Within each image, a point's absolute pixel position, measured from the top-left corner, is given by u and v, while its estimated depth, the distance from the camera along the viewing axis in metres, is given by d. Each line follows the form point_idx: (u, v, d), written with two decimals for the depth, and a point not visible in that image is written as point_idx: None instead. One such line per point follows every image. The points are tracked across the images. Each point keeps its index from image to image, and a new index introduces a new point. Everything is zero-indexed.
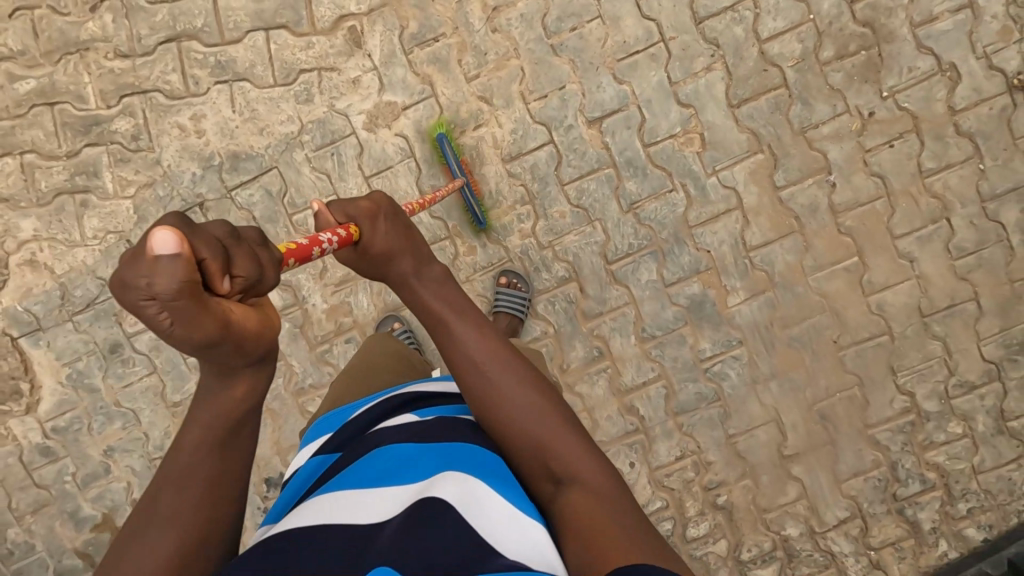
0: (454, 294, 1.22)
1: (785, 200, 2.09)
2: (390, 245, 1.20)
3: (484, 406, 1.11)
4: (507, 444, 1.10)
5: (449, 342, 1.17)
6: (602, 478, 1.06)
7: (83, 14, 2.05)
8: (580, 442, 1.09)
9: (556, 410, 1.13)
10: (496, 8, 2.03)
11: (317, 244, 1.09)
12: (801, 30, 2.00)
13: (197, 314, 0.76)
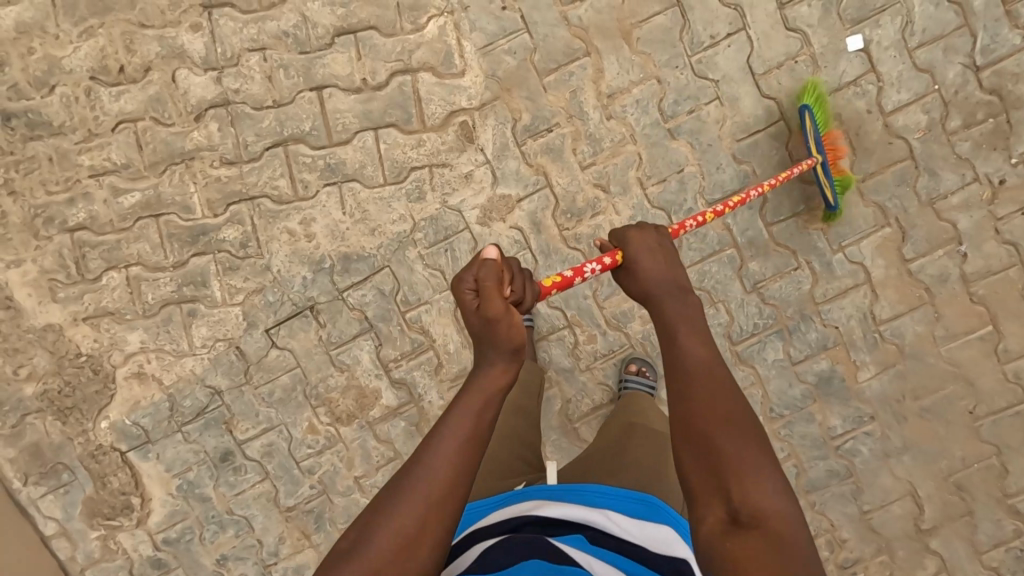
0: (692, 302, 1.14)
1: (914, 272, 2.03)
2: (648, 263, 1.20)
3: (679, 397, 1.01)
4: (688, 451, 0.96)
5: (684, 326, 1.09)
6: (791, 535, 0.85)
7: (186, 124, 2.00)
8: (768, 483, 0.90)
9: (756, 439, 0.95)
10: (610, 95, 1.97)
11: (580, 274, 1.30)
12: (925, 100, 1.95)
13: (488, 294, 1.08)
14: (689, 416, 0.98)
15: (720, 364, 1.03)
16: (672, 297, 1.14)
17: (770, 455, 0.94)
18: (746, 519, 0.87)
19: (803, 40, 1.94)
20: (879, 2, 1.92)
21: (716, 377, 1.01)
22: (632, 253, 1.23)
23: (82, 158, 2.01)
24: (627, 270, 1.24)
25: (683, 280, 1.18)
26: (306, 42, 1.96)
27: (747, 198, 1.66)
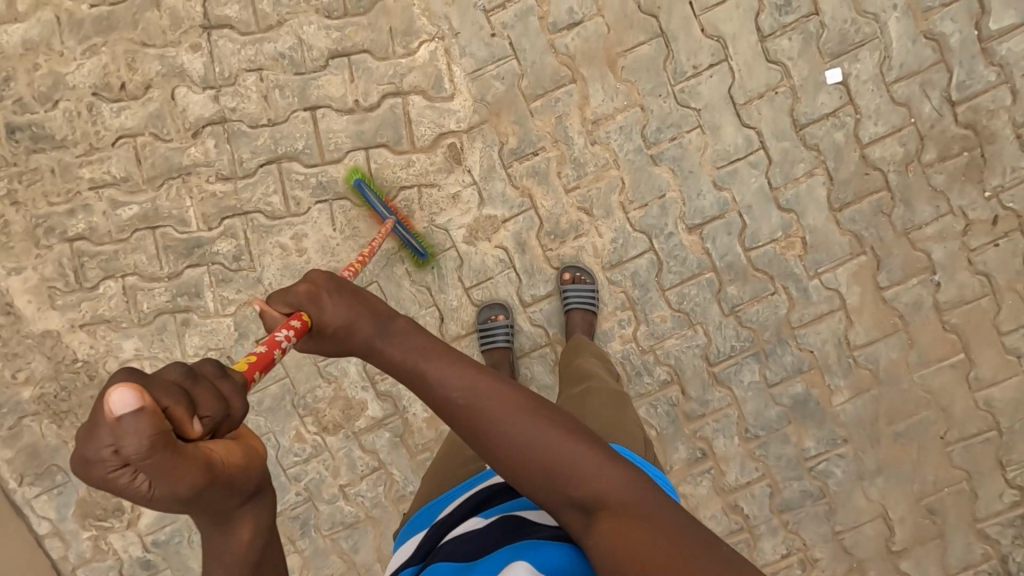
0: (397, 329, 1.07)
1: (888, 299, 2.08)
2: (336, 312, 1.06)
3: (478, 435, 1.00)
4: (523, 472, 0.97)
5: (429, 358, 1.04)
6: (636, 500, 0.93)
7: (184, 140, 2.06)
8: (596, 460, 0.96)
9: (564, 427, 1.00)
10: (595, 121, 2.03)
11: (276, 347, 1.02)
12: (902, 133, 2.00)
13: (177, 463, 0.71)
14: (489, 446, 0.99)
15: (490, 377, 1.03)
16: (397, 349, 1.05)
17: (575, 433, 1.00)
18: (594, 507, 0.93)
19: (784, 71, 1.99)
20: (859, 37, 1.96)
21: (490, 398, 1.01)
22: (319, 306, 1.07)
23: (83, 171, 2.08)
24: (316, 332, 1.08)
25: (382, 307, 1.09)
26: (301, 64, 2.02)
27: (374, 249, 1.69)
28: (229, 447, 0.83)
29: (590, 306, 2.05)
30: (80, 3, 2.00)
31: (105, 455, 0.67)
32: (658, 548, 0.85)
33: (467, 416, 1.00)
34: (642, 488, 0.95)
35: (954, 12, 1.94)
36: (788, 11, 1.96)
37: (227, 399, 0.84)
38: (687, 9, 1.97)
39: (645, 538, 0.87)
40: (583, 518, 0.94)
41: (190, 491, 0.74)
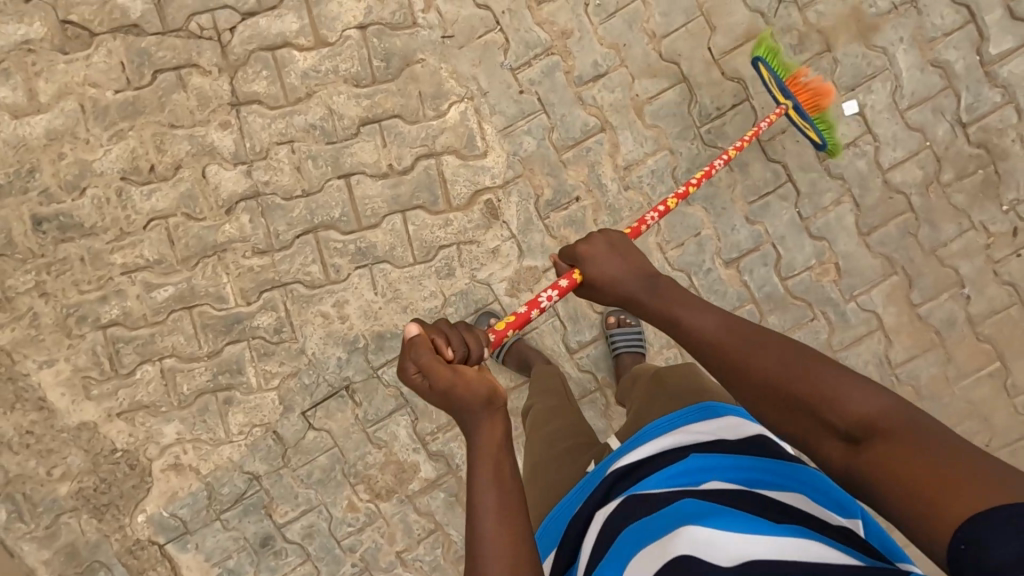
0: (629, 282, 1.23)
1: (923, 316, 2.15)
2: (610, 267, 1.26)
3: (730, 371, 1.06)
4: (764, 405, 1.02)
5: (674, 303, 1.17)
6: (892, 418, 0.90)
7: (218, 217, 2.04)
8: (863, 383, 0.94)
9: (807, 356, 1.00)
10: (627, 167, 2.07)
11: (536, 307, 1.33)
12: (920, 157, 2.09)
13: (434, 365, 1.08)
14: (741, 374, 1.04)
15: (716, 317, 1.12)
16: (642, 295, 1.21)
17: (822, 360, 0.99)
18: (862, 435, 0.90)
19: (804, 107, 2.06)
20: (870, 69, 2.05)
21: (728, 333, 1.09)
22: (588, 264, 1.28)
23: (114, 257, 2.04)
24: (592, 285, 1.28)
25: (646, 267, 1.26)
26: (333, 133, 2.03)
27: (712, 171, 1.66)
28: (465, 370, 1.09)
29: (638, 347, 2.08)
30: (104, 89, 1.98)
31: (413, 374, 1.11)
32: (954, 470, 0.80)
33: (713, 352, 1.09)
34: (907, 408, 0.92)
35: (956, 41, 2.05)
36: (802, 50, 2.04)
37: (468, 345, 1.15)
38: (706, 54, 2.03)
39: (932, 462, 0.82)
40: (843, 447, 0.93)
41: (440, 385, 1.07)
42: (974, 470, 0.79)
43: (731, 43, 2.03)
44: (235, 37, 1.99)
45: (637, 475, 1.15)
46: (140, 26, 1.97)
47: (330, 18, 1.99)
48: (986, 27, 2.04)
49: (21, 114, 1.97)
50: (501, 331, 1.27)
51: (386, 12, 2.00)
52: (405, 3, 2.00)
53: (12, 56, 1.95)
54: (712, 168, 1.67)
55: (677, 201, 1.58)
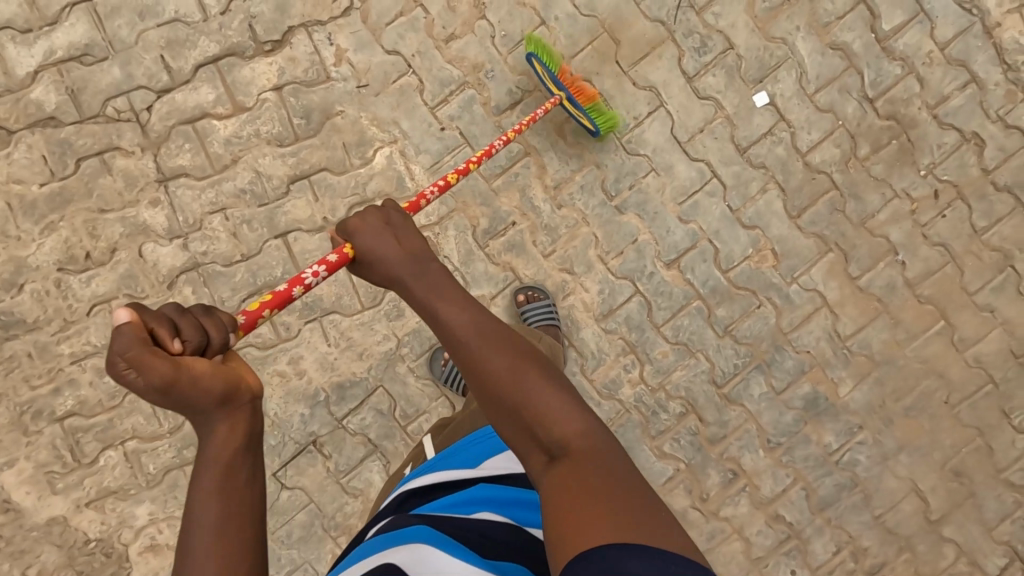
0: (431, 275, 1.18)
1: (864, 287, 2.20)
2: (377, 245, 1.22)
3: (469, 366, 1.08)
4: (494, 405, 1.05)
5: (441, 294, 1.16)
6: (590, 451, 0.98)
7: (161, 292, 2.05)
8: (564, 404, 1.02)
9: (542, 376, 1.06)
10: (557, 185, 2.12)
11: (299, 283, 1.26)
12: (835, 136, 2.16)
13: (145, 357, 0.90)
14: (475, 370, 1.07)
15: (480, 316, 1.12)
16: (421, 289, 1.17)
17: (561, 385, 1.06)
18: (557, 451, 0.98)
19: (717, 104, 2.13)
20: (774, 60, 2.13)
21: (482, 334, 1.09)
22: (356, 239, 1.24)
23: (62, 347, 2.04)
24: (359, 262, 1.24)
25: (417, 249, 1.22)
26: (264, 195, 2.05)
27: (491, 149, 1.71)
28: (163, 361, 0.91)
29: (550, 320, 2.06)
30: (29, 184, 1.99)
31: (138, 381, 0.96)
32: (600, 499, 0.88)
33: (463, 352, 1.09)
34: (604, 445, 0.99)
35: (850, 22, 2.13)
36: (706, 51, 2.11)
37: (205, 328, 1.01)
38: (615, 68, 2.09)
39: (599, 485, 0.91)
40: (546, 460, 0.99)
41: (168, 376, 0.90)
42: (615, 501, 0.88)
43: (637, 54, 2.09)
44: (153, 115, 2.01)
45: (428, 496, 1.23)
46: (56, 118, 1.98)
47: (244, 84, 2.02)
48: (875, 5, 2.13)
49: None
50: (254, 311, 1.19)
51: (299, 71, 2.03)
52: (316, 59, 2.03)
53: None
54: (519, 129, 1.81)
55: (457, 175, 1.59)
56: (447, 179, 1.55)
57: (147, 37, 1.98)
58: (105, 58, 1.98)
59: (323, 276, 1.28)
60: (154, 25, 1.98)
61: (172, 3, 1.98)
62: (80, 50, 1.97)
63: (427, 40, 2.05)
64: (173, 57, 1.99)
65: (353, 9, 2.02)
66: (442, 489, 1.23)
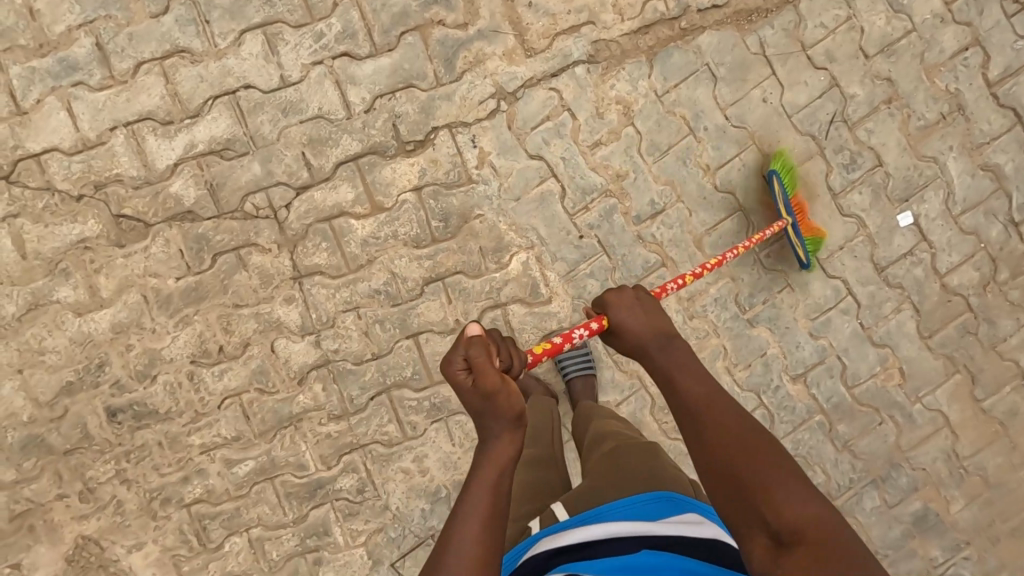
0: (677, 348, 1.21)
1: (987, 410, 2.19)
2: (631, 320, 1.24)
3: (698, 432, 1.07)
4: (715, 482, 1.01)
5: (682, 375, 1.16)
6: (833, 538, 0.87)
7: (290, 390, 2.04)
8: (801, 494, 0.93)
9: (760, 449, 1.00)
10: (690, 297, 2.08)
11: (569, 341, 1.31)
12: (975, 259, 2.12)
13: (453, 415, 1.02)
14: (709, 437, 1.05)
15: (709, 387, 1.13)
16: (689, 386, 1.13)
17: (792, 469, 0.97)
18: (788, 539, 0.89)
19: (860, 223, 2.08)
20: (922, 179, 2.07)
21: (707, 402, 1.10)
22: (613, 315, 1.26)
23: (192, 438, 2.05)
24: (615, 334, 1.26)
25: (665, 325, 1.24)
26: (398, 295, 2.02)
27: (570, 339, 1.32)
28: None
29: (587, 368, 2.02)
30: (165, 278, 1.97)
31: None
32: None
33: (700, 415, 1.09)
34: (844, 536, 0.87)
35: (1004, 144, 2.06)
36: (854, 168, 2.05)
37: None
38: (760, 182, 2.04)
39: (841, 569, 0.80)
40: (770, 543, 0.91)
41: None
42: None
43: (784, 168, 2.04)
44: (291, 212, 1.97)
45: (581, 552, 1.08)
46: (194, 212, 1.94)
47: (384, 184, 1.97)
48: None
49: (85, 311, 1.96)
50: None
51: (440, 172, 1.98)
52: (458, 161, 1.98)
53: (70, 254, 1.93)
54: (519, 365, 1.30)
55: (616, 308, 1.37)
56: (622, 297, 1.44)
57: (290, 133, 1.93)
58: (246, 153, 1.93)
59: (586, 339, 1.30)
60: (297, 121, 1.92)
61: (316, 100, 1.92)
62: (222, 144, 1.92)
63: (572, 145, 1.99)
64: (315, 154, 1.94)
65: (499, 111, 1.96)
66: (599, 546, 1.09)
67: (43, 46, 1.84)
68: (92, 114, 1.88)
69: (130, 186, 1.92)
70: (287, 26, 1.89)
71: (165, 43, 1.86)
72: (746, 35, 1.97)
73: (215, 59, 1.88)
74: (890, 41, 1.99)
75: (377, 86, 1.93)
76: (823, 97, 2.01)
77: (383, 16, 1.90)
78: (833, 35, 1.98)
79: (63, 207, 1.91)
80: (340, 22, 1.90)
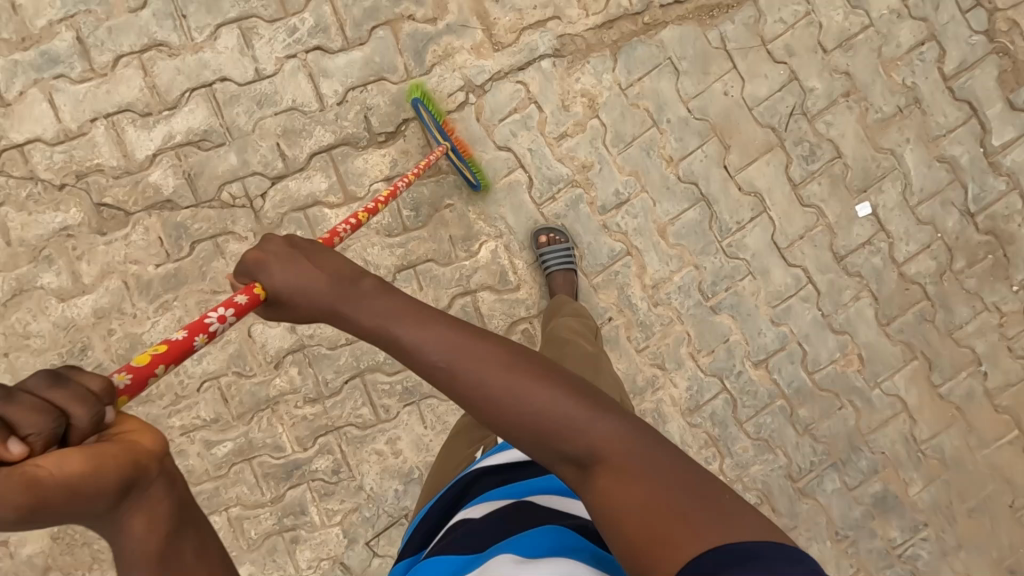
0: (364, 292, 1.02)
1: (944, 394, 2.26)
2: (292, 278, 1.03)
3: (467, 395, 0.93)
4: (505, 434, 0.92)
5: (400, 320, 0.98)
6: (629, 444, 0.86)
7: (268, 374, 2.12)
8: (585, 411, 0.89)
9: (531, 373, 0.92)
10: (655, 285, 2.15)
11: (201, 330, 1.04)
12: (933, 248, 2.18)
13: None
14: (478, 394, 0.92)
15: (455, 332, 0.96)
16: (413, 332, 0.97)
17: (577, 386, 0.92)
18: (591, 462, 0.86)
19: (819, 213, 2.14)
20: (880, 171, 2.13)
21: (465, 351, 0.94)
22: (265, 273, 1.05)
23: (173, 420, 2.12)
24: (275, 301, 1.05)
25: (346, 269, 1.05)
26: None
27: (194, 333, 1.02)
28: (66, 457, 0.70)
29: (567, 265, 2.04)
30: (145, 265, 2.03)
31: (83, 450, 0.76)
32: (650, 506, 0.79)
33: (450, 375, 0.94)
34: (641, 438, 0.87)
35: (960, 136, 2.12)
36: (814, 160, 2.11)
37: (61, 408, 0.74)
38: (722, 173, 2.10)
39: (642, 491, 0.81)
40: (580, 471, 0.88)
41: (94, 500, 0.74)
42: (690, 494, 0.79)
43: (745, 160, 2.10)
44: (267, 202, 2.03)
45: (501, 478, 1.18)
46: (173, 201, 2.01)
47: (357, 175, 2.04)
48: (987, 120, 2.12)
49: (67, 297, 2.03)
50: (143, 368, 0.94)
51: (411, 163, 2.04)
52: (428, 152, 2.04)
53: (53, 242, 2.00)
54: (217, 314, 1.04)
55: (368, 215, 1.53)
56: (381, 200, 1.61)
57: (264, 125, 1.99)
58: (222, 144, 1.99)
59: (231, 321, 1.05)
60: (271, 113, 1.99)
61: (290, 92, 1.98)
62: (199, 135, 1.98)
63: (539, 137, 2.05)
64: (289, 145, 2.01)
65: (468, 103, 2.02)
66: (518, 472, 1.18)
67: (25, 40, 1.90)
68: (72, 106, 1.94)
69: (111, 176, 1.98)
70: (262, 20, 1.95)
71: (143, 37, 1.93)
72: (708, 29, 2.03)
73: (191, 53, 1.94)
74: (848, 35, 2.05)
75: (349, 79, 1.99)
76: (783, 90, 2.07)
77: (355, 10, 1.96)
78: (792, 29, 2.04)
79: (46, 196, 1.98)
80: (313, 16, 1.96)
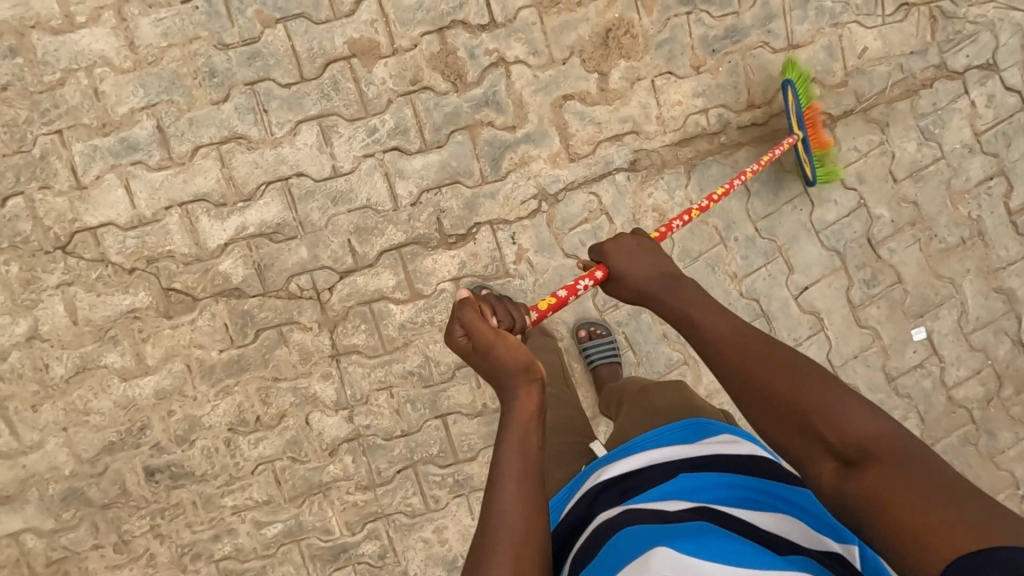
0: (672, 286, 1.24)
1: None
2: (626, 273, 1.27)
3: (738, 375, 1.07)
4: (761, 413, 1.03)
5: (699, 308, 1.18)
6: (884, 441, 0.92)
7: (322, 460, 2.14)
8: (861, 406, 0.96)
9: (792, 365, 1.03)
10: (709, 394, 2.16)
11: None
12: (982, 374, 2.21)
13: None
14: (749, 377, 1.05)
15: (738, 323, 1.13)
16: (673, 300, 1.22)
17: (834, 386, 1.00)
18: (852, 457, 0.92)
19: (875, 334, 2.17)
20: (938, 298, 2.16)
21: (742, 336, 1.10)
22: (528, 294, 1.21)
23: (226, 499, 2.14)
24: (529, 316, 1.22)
25: (670, 269, 1.28)
26: (430, 377, 2.12)
27: None
28: None
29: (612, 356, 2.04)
30: (209, 349, 2.05)
31: None
32: (924, 504, 0.82)
33: (728, 359, 1.09)
34: (906, 441, 0.91)
35: (1019, 269, 2.15)
36: (875, 284, 2.14)
37: None
38: (784, 291, 2.12)
39: (907, 489, 0.85)
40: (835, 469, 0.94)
41: None
42: (941, 491, 0.83)
43: (807, 280, 2.12)
44: (334, 295, 2.04)
45: (627, 482, 1.15)
46: (241, 289, 2.02)
47: (425, 274, 2.05)
48: None
49: (130, 377, 2.04)
50: None
51: (479, 266, 2.05)
52: (497, 256, 2.05)
53: (120, 323, 2.01)
54: None
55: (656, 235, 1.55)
56: (657, 216, 1.62)
57: (338, 221, 2.00)
58: (294, 238, 2.00)
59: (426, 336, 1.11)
60: (345, 210, 2.00)
61: (365, 191, 1.99)
62: (271, 228, 1.99)
63: None
64: (360, 242, 2.02)
65: (540, 211, 2.04)
66: (641, 475, 1.15)
67: (106, 125, 1.90)
68: (148, 192, 1.94)
69: (181, 262, 1.99)
70: (343, 119, 1.95)
71: (224, 129, 1.93)
72: (782, 153, 2.05)
73: (270, 147, 1.95)
74: (919, 166, 2.07)
75: (424, 181, 2.00)
76: (850, 216, 2.09)
77: (435, 114, 1.96)
78: (864, 157, 2.06)
79: (115, 279, 1.98)
80: (393, 118, 1.96)
